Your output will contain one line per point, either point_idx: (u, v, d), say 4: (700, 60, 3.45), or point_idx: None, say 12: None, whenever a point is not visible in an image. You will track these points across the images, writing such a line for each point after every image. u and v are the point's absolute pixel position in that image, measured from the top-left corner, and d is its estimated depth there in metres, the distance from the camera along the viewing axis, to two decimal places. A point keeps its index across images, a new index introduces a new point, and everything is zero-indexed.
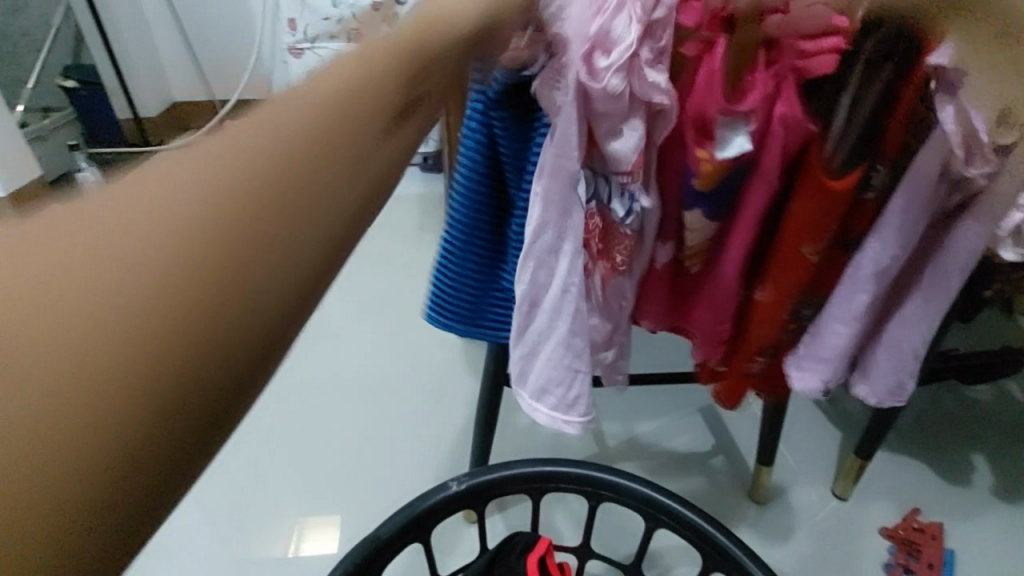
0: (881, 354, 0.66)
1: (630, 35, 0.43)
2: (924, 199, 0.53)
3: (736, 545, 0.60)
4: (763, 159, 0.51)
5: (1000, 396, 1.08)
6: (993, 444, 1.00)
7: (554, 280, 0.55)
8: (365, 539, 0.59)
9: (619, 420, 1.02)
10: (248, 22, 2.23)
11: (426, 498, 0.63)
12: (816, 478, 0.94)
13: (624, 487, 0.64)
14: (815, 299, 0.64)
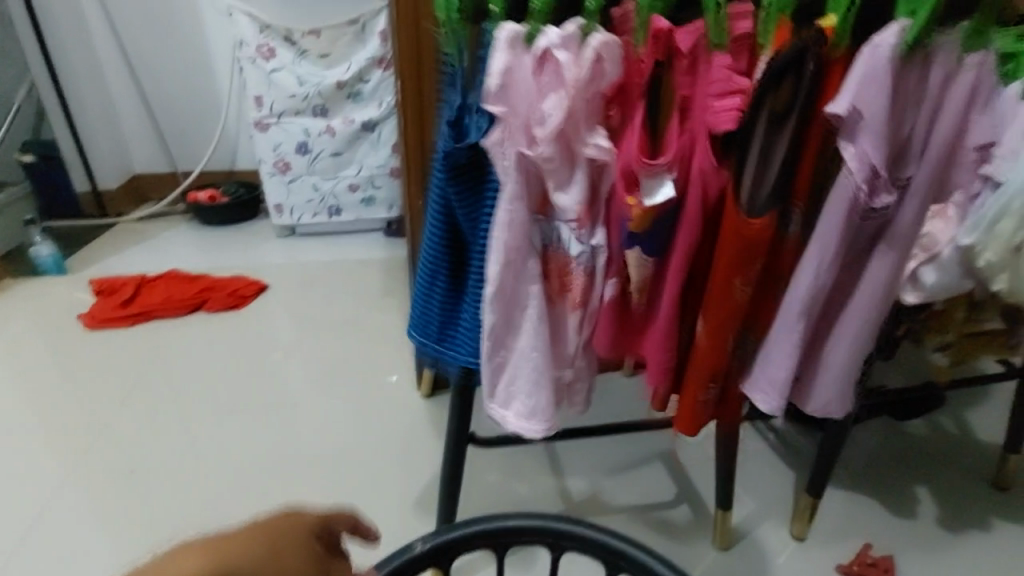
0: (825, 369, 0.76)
1: (559, 109, 0.56)
2: (841, 227, 0.64)
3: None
4: (687, 203, 0.62)
5: (935, 431, 1.15)
6: (932, 476, 1.06)
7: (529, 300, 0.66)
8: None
9: (582, 476, 1.04)
10: (215, 98, 2.32)
11: (391, 561, 0.63)
12: (772, 521, 0.97)
13: (585, 536, 0.65)
14: (753, 326, 0.74)
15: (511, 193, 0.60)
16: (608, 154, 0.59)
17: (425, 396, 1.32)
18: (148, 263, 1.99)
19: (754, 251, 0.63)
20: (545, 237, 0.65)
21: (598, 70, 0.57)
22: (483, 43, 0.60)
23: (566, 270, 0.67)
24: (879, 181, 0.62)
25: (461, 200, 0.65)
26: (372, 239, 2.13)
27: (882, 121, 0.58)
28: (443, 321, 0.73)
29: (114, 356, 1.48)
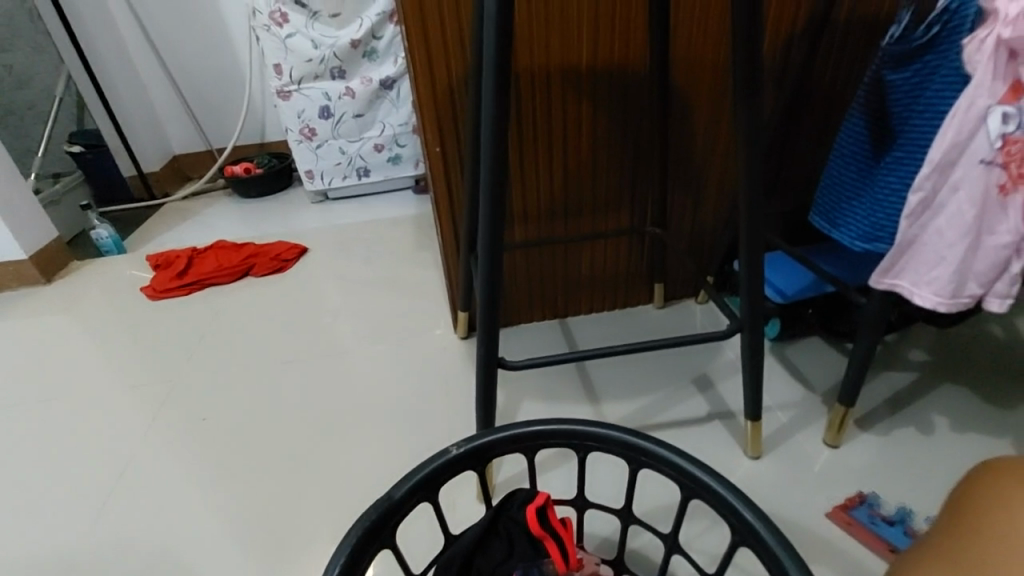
0: (953, 229, 0.66)
1: None
2: None
3: (726, 485, 0.56)
4: None
5: (973, 337, 1.15)
6: (972, 383, 1.05)
7: (960, 196, 0.65)
8: (377, 499, 0.55)
9: (618, 399, 1.08)
10: (239, 70, 2.37)
11: (425, 462, 0.60)
12: (806, 428, 0.99)
13: (608, 435, 0.61)
14: (999, 200, 0.63)
15: (988, 70, 0.59)
16: None
17: (462, 336, 1.37)
18: (196, 237, 2.10)
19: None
20: (1012, 130, 0.60)
21: None
22: None
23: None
24: None
25: (912, 81, 0.69)
26: (403, 197, 2.19)
27: None
28: (871, 233, 0.77)
29: (175, 321, 1.59)
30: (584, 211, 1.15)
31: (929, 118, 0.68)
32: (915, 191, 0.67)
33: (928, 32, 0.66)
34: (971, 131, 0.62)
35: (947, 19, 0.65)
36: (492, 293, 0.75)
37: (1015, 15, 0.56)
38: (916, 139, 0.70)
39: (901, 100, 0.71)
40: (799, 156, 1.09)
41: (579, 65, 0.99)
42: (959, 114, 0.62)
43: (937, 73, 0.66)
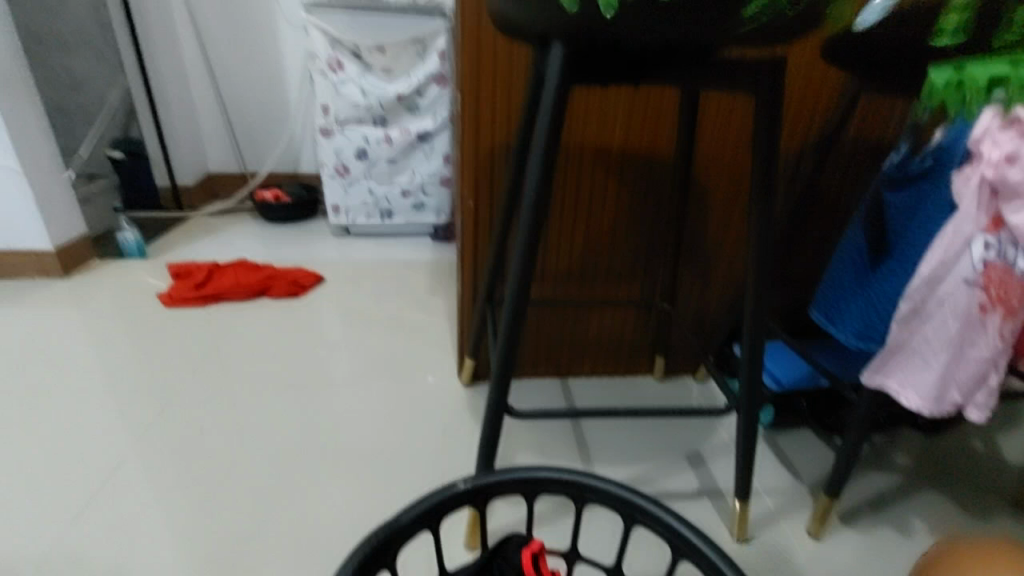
0: (937, 338, 0.73)
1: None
2: None
3: (717, 551, 0.59)
4: None
5: (957, 450, 1.19)
6: (953, 492, 1.08)
7: (944, 309, 0.72)
8: (386, 519, 0.58)
9: (610, 463, 1.10)
10: (286, 105, 2.54)
11: (432, 492, 0.63)
12: (791, 516, 1.01)
13: (607, 489, 0.65)
14: (981, 317, 0.70)
15: (973, 203, 0.68)
16: None
17: (463, 382, 1.40)
18: (215, 253, 2.16)
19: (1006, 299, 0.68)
20: (993, 257, 0.67)
21: None
22: (950, 134, 0.73)
23: (1005, 284, 0.67)
24: None
25: (907, 203, 0.78)
26: (421, 242, 2.28)
27: None
28: (864, 333, 0.83)
29: (185, 330, 1.63)
30: (597, 278, 1.22)
31: (921, 237, 0.76)
32: (905, 299, 0.74)
33: (923, 163, 0.76)
34: (956, 252, 0.70)
35: (939, 155, 0.74)
36: (509, 341, 0.80)
37: (998, 161, 0.65)
38: (908, 253, 0.78)
39: (897, 218, 0.79)
40: (802, 254, 1.17)
41: (611, 146, 1.09)
42: (947, 237, 0.70)
43: (929, 199, 0.75)
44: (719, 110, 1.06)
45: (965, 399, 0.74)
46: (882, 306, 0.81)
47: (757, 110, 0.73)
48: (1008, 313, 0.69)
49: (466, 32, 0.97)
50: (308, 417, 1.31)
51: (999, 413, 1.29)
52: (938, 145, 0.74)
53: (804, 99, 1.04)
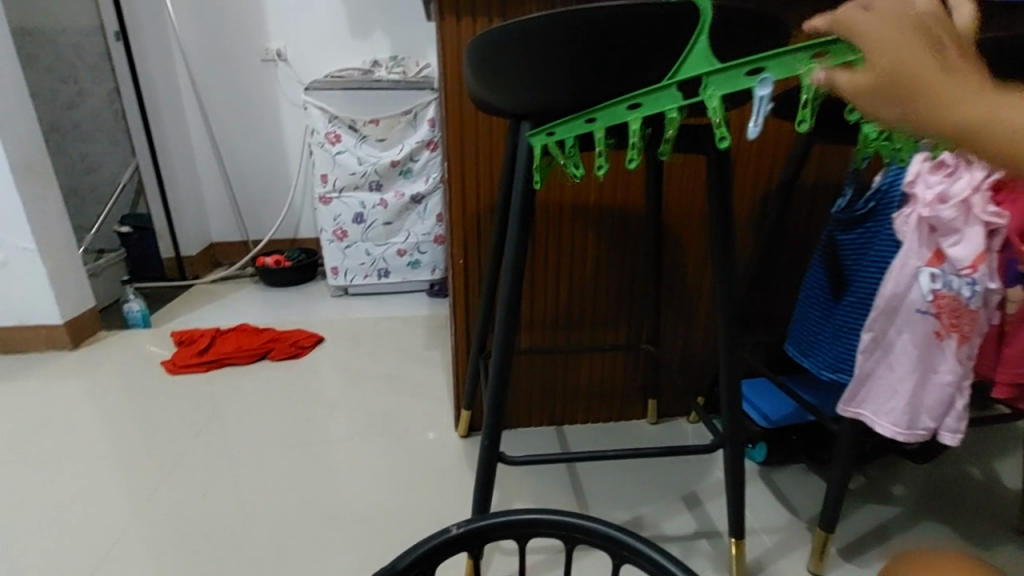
0: (902, 366, 0.77)
1: (959, 195, 0.70)
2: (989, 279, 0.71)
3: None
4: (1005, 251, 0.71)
5: (952, 478, 1.19)
6: (953, 522, 1.08)
7: (904, 337, 0.76)
8: (381, 567, 0.61)
9: (608, 507, 1.11)
10: (287, 176, 2.67)
11: (427, 538, 0.65)
12: (791, 554, 1.01)
13: (595, 528, 0.67)
14: (939, 344, 0.74)
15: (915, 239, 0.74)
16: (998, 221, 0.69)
17: (461, 434, 1.42)
18: (218, 319, 2.22)
19: (960, 326, 0.72)
20: (940, 288, 0.72)
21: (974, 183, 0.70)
22: (888, 178, 0.80)
23: (955, 312, 0.72)
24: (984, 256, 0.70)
25: (859, 241, 0.84)
26: (418, 299, 2.35)
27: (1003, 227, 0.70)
28: (836, 364, 0.87)
29: (188, 395, 1.66)
30: (584, 325, 1.27)
31: (875, 272, 0.82)
32: (867, 330, 0.79)
33: (868, 205, 0.83)
34: (907, 284, 0.75)
35: (881, 196, 0.81)
36: (498, 388, 0.84)
37: (931, 200, 0.72)
38: (866, 288, 0.83)
39: (852, 255, 0.86)
40: (777, 292, 1.23)
41: (587, 201, 1.17)
42: (896, 271, 0.76)
43: (878, 237, 0.81)
44: (684, 164, 1.15)
45: (937, 423, 0.77)
46: (850, 338, 0.85)
47: (711, 164, 0.81)
48: (963, 339, 0.73)
49: (449, 107, 1.07)
50: (309, 476, 1.32)
51: (990, 439, 1.31)
52: (880, 188, 0.81)
53: (762, 151, 1.13)
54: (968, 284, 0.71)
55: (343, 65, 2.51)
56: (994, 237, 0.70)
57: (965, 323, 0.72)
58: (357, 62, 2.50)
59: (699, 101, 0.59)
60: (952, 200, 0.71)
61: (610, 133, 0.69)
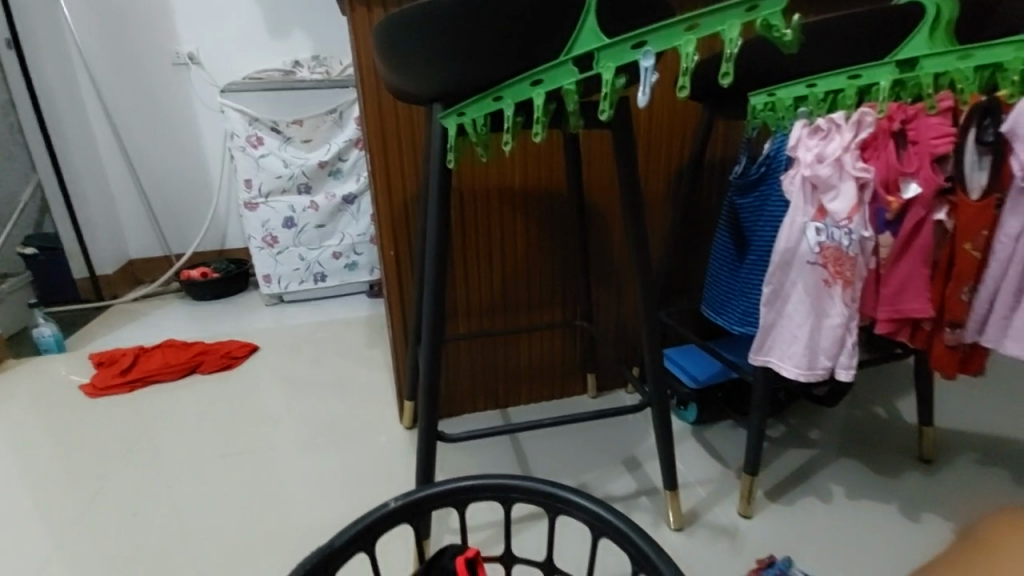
0: (798, 313, 0.84)
1: (832, 152, 0.79)
2: (864, 227, 0.79)
3: (626, 521, 0.66)
4: (881, 201, 0.79)
5: (859, 418, 1.32)
6: (861, 457, 1.20)
7: (798, 287, 0.84)
8: (316, 548, 0.61)
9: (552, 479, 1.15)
10: (208, 183, 2.55)
11: (364, 515, 0.66)
12: (721, 501, 1.09)
13: (529, 487, 0.70)
14: (829, 290, 0.82)
15: (800, 196, 0.81)
16: (867, 173, 0.78)
17: (406, 426, 1.43)
18: (141, 338, 2.09)
19: (845, 271, 0.80)
20: (825, 238, 0.80)
21: (844, 142, 0.79)
22: (776, 143, 0.88)
23: (839, 259, 0.80)
24: (857, 206, 0.79)
25: (755, 203, 0.92)
26: (357, 301, 2.31)
27: (872, 179, 0.78)
28: (745, 319, 0.95)
29: (112, 418, 1.56)
30: (520, 308, 1.30)
31: (771, 231, 0.89)
32: (767, 283, 0.86)
33: (760, 170, 0.91)
34: (797, 239, 0.83)
35: (770, 161, 0.89)
36: (433, 368, 0.86)
37: (811, 159, 0.80)
38: (764, 245, 0.91)
39: (750, 218, 0.93)
40: (696, 262, 1.31)
41: (513, 184, 1.20)
42: (787, 227, 0.83)
43: (770, 198, 0.89)
44: (601, 144, 1.21)
45: (835, 362, 0.85)
46: (755, 294, 0.93)
47: (618, 140, 0.86)
48: (849, 284, 0.81)
49: (366, 99, 1.07)
50: (251, 486, 1.28)
51: (892, 381, 1.45)
52: (770, 153, 0.89)
53: (671, 130, 1.20)
54: (846, 233, 0.79)
55: (261, 66, 2.43)
56: (866, 188, 0.79)
57: (848, 267, 0.80)
58: (276, 62, 2.42)
59: (595, 73, 0.62)
60: (828, 158, 0.79)
61: (517, 111, 0.72)
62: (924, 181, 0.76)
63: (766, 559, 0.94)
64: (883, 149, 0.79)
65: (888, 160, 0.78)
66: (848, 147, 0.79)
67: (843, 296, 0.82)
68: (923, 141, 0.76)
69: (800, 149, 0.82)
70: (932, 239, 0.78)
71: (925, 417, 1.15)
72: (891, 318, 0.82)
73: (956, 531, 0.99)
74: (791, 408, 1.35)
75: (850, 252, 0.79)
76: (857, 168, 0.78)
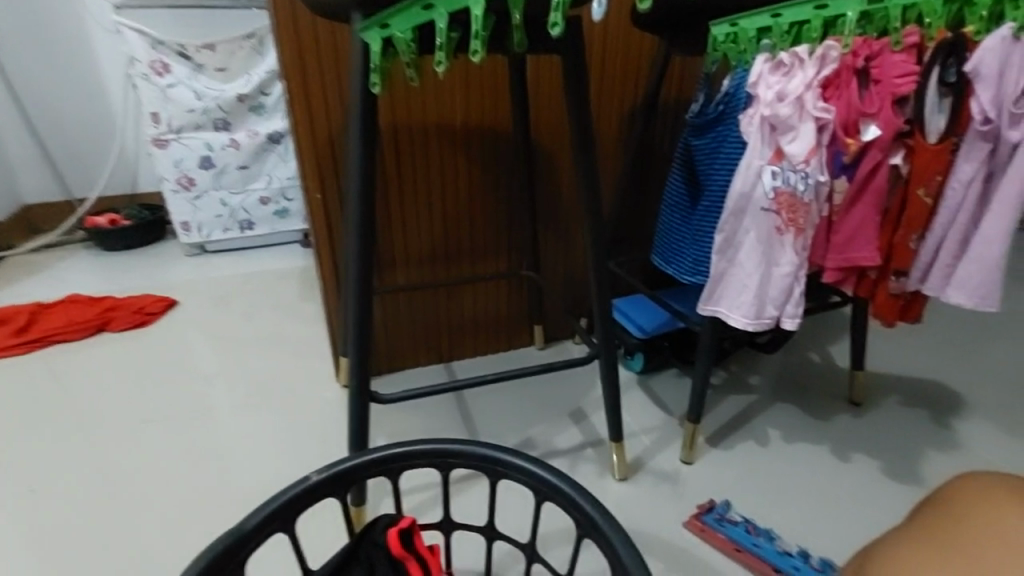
0: (749, 262, 0.81)
1: (794, 90, 0.73)
2: (821, 172, 0.75)
3: (574, 486, 0.63)
4: (840, 144, 0.75)
5: (797, 364, 1.36)
6: (796, 402, 1.23)
7: (750, 235, 0.81)
8: (226, 530, 0.58)
9: (496, 433, 1.12)
10: (110, 116, 2.23)
11: (282, 490, 0.62)
12: (664, 450, 1.09)
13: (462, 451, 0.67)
14: (781, 238, 0.79)
15: (758, 137, 0.76)
16: (828, 114, 0.73)
17: (342, 384, 1.35)
18: (38, 293, 1.86)
19: (799, 218, 0.77)
20: (781, 183, 0.76)
21: (807, 78, 0.73)
22: (737, 79, 0.82)
23: (793, 206, 0.76)
24: (816, 149, 0.74)
25: (711, 145, 0.87)
26: (290, 251, 2.14)
27: (833, 120, 0.74)
28: (696, 268, 0.91)
29: (3, 384, 1.38)
30: (463, 257, 1.22)
31: (725, 176, 0.85)
32: (720, 231, 0.82)
33: (717, 108, 0.85)
34: (752, 184, 0.78)
35: (729, 100, 0.83)
36: (363, 324, 0.78)
37: (772, 98, 0.74)
38: (718, 191, 0.87)
39: (705, 161, 0.88)
40: (647, 210, 1.26)
41: (454, 121, 1.09)
42: (744, 171, 0.79)
43: (726, 140, 0.84)
44: (550, 79, 1.11)
45: (781, 311, 0.83)
46: (707, 243, 0.89)
47: (567, 70, 0.78)
48: (801, 231, 0.78)
49: (279, 14, 0.92)
50: (172, 452, 1.18)
51: (828, 328, 1.49)
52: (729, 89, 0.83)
53: (625, 65, 1.12)
54: (802, 178, 0.75)
55: None
56: (826, 131, 0.74)
57: (801, 215, 0.77)
58: None
59: None
60: (789, 97, 0.73)
61: (451, 24, 0.61)
62: (884, 122, 0.72)
63: (706, 504, 0.96)
64: (847, 86, 0.74)
65: (851, 99, 0.73)
66: (811, 84, 0.73)
67: (794, 245, 0.79)
68: (888, 79, 0.72)
69: (760, 85, 0.76)
70: (886, 183, 0.76)
71: (859, 362, 1.18)
72: (839, 267, 0.80)
73: (880, 470, 1.05)
74: (734, 356, 1.37)
75: (806, 198, 0.76)
76: (819, 108, 0.73)
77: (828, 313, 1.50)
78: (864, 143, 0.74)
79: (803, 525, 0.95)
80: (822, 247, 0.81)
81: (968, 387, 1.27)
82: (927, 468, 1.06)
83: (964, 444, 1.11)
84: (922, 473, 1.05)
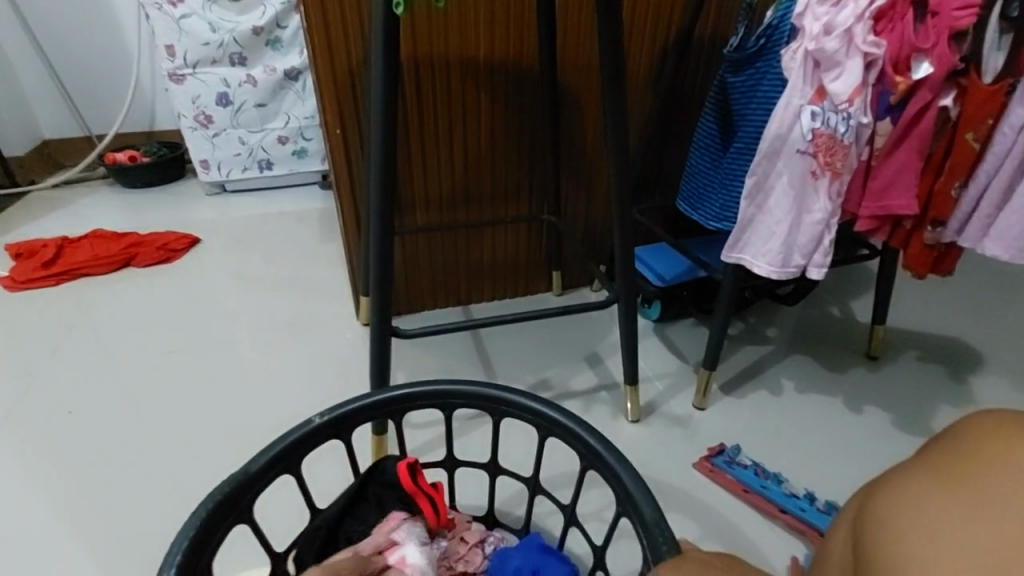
0: (779, 208, 0.79)
1: (843, 22, 0.69)
2: (863, 113, 0.72)
3: (574, 418, 0.66)
4: (887, 82, 0.71)
5: (817, 317, 1.34)
6: (812, 354, 1.23)
7: (783, 180, 0.78)
8: (232, 474, 0.61)
9: (512, 374, 1.15)
10: (125, 49, 2.19)
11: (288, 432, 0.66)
12: (677, 395, 1.11)
13: (469, 391, 0.70)
14: (815, 183, 0.76)
15: (800, 73, 0.72)
16: (877, 50, 0.69)
17: (362, 322, 1.39)
18: (65, 228, 1.90)
19: (836, 161, 0.74)
20: (820, 124, 0.72)
21: (857, 9, 0.69)
22: (781, 10, 0.77)
23: (830, 149, 0.73)
24: (860, 87, 0.70)
25: (748, 83, 0.82)
26: (309, 192, 2.13)
27: (881, 57, 0.70)
28: (723, 213, 0.89)
29: (37, 314, 1.44)
30: (484, 199, 1.21)
31: (761, 116, 0.81)
32: (751, 175, 0.79)
33: (758, 43, 0.80)
34: (789, 125, 0.75)
35: (771, 33, 0.78)
36: (384, 259, 0.78)
37: (818, 30, 0.70)
38: (751, 132, 0.83)
39: (740, 100, 0.84)
40: (673, 156, 1.23)
41: (477, 56, 1.05)
42: (782, 112, 0.75)
43: (765, 77, 0.80)
44: (579, 11, 1.06)
45: (809, 260, 0.81)
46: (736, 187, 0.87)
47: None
48: (837, 175, 0.75)
49: None
50: (201, 382, 1.23)
51: (851, 282, 1.46)
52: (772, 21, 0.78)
53: None
54: (843, 119, 0.71)
55: None
56: (872, 68, 0.70)
57: (839, 158, 0.74)
58: None
59: None
60: (838, 29, 0.69)
61: None
62: (937, 59, 0.68)
63: (717, 447, 0.98)
64: (902, 19, 0.69)
65: (903, 34, 0.69)
66: (861, 17, 0.69)
67: (827, 189, 0.76)
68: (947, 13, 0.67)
69: (806, 16, 0.71)
70: (932, 127, 0.72)
71: (880, 317, 1.17)
72: (871, 214, 0.78)
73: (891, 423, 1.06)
74: (752, 307, 1.36)
75: (847, 140, 0.72)
76: (869, 42, 0.69)
77: (852, 267, 1.48)
78: (913, 83, 0.70)
79: (811, 471, 0.97)
80: (857, 193, 0.78)
81: (991, 344, 1.26)
82: (940, 422, 1.07)
83: (979, 400, 1.11)
84: (934, 427, 1.06)
